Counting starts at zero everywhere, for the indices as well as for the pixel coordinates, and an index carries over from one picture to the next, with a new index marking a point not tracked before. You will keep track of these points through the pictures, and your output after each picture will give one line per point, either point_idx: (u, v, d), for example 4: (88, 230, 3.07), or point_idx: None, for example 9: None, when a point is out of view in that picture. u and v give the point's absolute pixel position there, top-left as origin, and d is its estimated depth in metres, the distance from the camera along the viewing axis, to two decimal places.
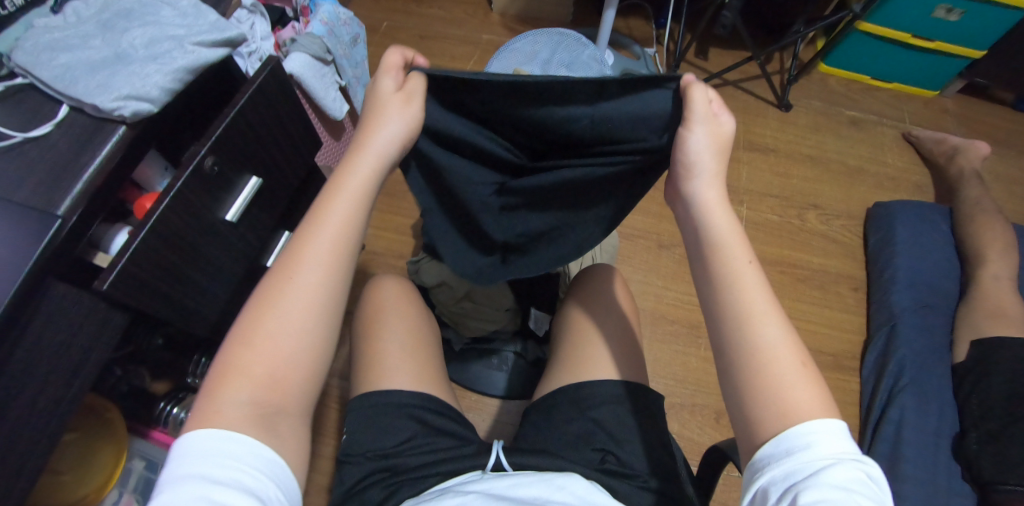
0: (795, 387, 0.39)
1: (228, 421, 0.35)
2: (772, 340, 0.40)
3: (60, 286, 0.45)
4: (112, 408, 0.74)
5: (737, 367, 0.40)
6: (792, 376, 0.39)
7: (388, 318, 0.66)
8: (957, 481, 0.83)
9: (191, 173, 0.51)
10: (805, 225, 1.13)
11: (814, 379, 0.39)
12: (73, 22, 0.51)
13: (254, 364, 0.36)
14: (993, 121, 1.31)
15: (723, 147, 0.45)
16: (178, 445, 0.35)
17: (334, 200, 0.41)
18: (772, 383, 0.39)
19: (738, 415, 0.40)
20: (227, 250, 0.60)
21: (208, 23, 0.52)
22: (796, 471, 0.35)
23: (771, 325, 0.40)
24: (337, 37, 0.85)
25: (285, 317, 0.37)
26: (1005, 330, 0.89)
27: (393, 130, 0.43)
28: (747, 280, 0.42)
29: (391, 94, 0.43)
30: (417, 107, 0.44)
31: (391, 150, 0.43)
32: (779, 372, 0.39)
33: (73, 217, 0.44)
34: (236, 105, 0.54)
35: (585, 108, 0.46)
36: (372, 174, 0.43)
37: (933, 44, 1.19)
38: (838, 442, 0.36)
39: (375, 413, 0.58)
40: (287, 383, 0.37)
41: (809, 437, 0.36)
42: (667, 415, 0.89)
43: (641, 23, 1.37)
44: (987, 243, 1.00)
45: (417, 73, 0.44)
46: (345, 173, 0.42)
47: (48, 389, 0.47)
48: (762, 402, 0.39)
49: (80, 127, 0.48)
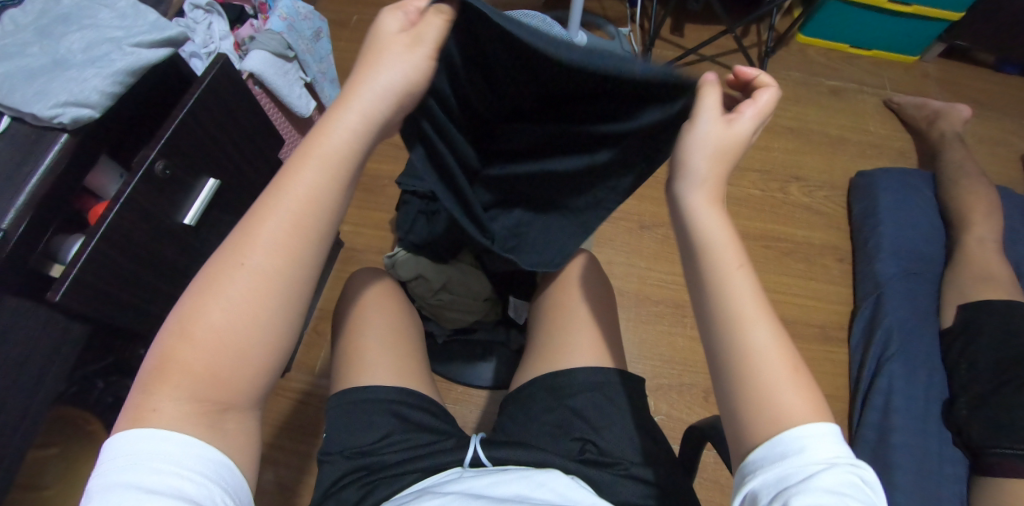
0: (786, 391, 0.37)
1: (165, 421, 0.34)
2: (763, 345, 0.38)
3: (12, 299, 0.45)
4: (93, 421, 0.73)
5: (729, 371, 0.39)
6: (784, 382, 0.37)
7: (366, 314, 0.65)
8: (947, 446, 0.83)
9: (141, 178, 0.50)
10: (787, 198, 1.12)
11: (809, 386, 0.38)
12: (10, 30, 0.50)
13: (194, 360, 0.35)
14: (973, 83, 1.30)
15: (731, 149, 0.42)
16: (110, 447, 0.34)
17: (300, 170, 0.38)
18: (765, 387, 0.37)
19: (727, 414, 0.39)
20: (191, 256, 0.60)
21: (149, 25, 0.51)
22: (788, 476, 0.35)
23: (763, 328, 0.39)
24: (298, 32, 0.82)
25: (231, 306, 0.36)
26: (992, 293, 0.88)
27: (382, 84, 0.39)
28: (739, 280, 0.40)
29: (395, 39, 0.39)
30: (421, 55, 0.40)
31: (378, 107, 0.39)
32: (769, 374, 0.37)
33: (19, 230, 0.44)
34: (185, 106, 0.52)
35: (592, 82, 0.42)
36: (344, 138, 0.39)
37: (910, 9, 1.17)
38: (833, 450, 0.36)
39: (353, 410, 0.57)
40: (232, 379, 0.36)
41: (802, 441, 0.35)
42: (655, 396, 0.89)
43: (614, 2, 1.35)
44: (972, 206, 0.98)
45: (439, 16, 0.39)
46: (314, 140, 0.39)
47: (10, 404, 0.47)
48: (754, 402, 0.38)
49: (21, 137, 0.47)
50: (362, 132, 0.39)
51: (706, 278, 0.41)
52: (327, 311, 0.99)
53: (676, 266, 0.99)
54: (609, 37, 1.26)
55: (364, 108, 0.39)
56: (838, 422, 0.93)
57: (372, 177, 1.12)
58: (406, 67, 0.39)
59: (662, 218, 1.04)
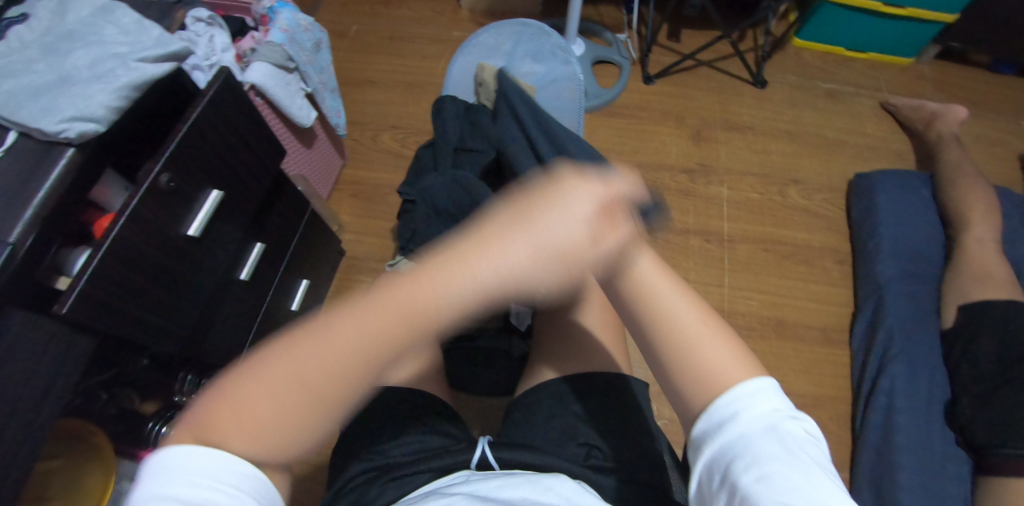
0: (716, 359, 0.40)
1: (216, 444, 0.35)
2: (700, 342, 0.41)
3: (19, 312, 0.45)
4: (98, 432, 0.74)
5: (664, 359, 0.42)
6: (707, 345, 0.41)
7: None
8: (950, 447, 0.83)
9: (146, 191, 0.51)
10: (786, 201, 1.13)
11: (722, 332, 0.42)
12: (17, 47, 0.51)
13: (238, 421, 0.35)
14: (969, 84, 1.30)
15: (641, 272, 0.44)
16: (166, 452, 0.35)
17: (399, 298, 0.35)
18: (689, 362, 0.41)
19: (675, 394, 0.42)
20: (195, 267, 0.60)
21: (154, 41, 0.52)
22: (727, 440, 0.36)
23: (682, 316, 0.42)
24: (299, 44, 0.83)
25: (283, 394, 0.34)
26: (993, 292, 0.88)
27: (511, 260, 0.34)
28: (651, 279, 0.43)
29: (565, 219, 0.35)
30: (571, 260, 0.36)
31: (500, 285, 0.35)
32: (686, 335, 0.41)
33: (26, 243, 0.44)
34: (189, 120, 0.53)
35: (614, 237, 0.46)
36: (455, 302, 0.35)
37: (904, 12, 1.18)
38: (750, 390, 0.38)
39: (374, 409, 0.59)
40: (262, 453, 0.35)
41: (734, 406, 0.37)
42: (658, 400, 0.89)
43: (611, 8, 1.36)
44: (970, 206, 0.99)
45: (620, 227, 0.38)
46: (427, 279, 0.35)
47: (17, 417, 0.47)
48: (685, 382, 0.41)
49: (29, 152, 0.47)
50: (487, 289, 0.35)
51: (616, 282, 0.44)
52: None
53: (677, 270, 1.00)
54: (607, 44, 1.28)
55: (487, 278, 0.34)
56: (841, 425, 0.93)
57: (373, 185, 1.12)
58: (560, 250, 0.35)
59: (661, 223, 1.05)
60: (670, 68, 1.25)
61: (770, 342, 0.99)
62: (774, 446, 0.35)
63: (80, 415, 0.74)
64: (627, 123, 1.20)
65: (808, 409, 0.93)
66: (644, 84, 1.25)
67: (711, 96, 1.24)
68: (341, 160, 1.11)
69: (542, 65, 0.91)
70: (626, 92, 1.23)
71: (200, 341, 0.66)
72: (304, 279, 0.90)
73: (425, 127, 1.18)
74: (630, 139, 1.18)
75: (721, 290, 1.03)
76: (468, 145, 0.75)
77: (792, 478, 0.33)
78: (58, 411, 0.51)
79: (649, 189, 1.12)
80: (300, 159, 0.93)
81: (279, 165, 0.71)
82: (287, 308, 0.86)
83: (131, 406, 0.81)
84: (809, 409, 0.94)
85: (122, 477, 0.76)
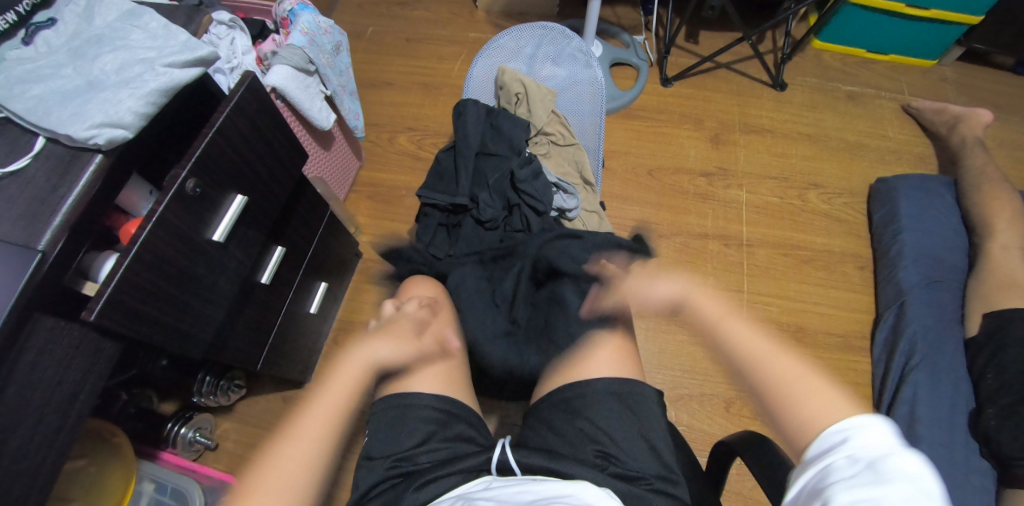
0: (811, 398, 0.48)
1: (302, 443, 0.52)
2: (743, 343, 0.55)
3: (48, 319, 0.45)
4: (119, 433, 0.73)
5: (765, 402, 0.51)
6: (804, 392, 0.48)
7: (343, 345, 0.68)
8: (974, 458, 0.80)
9: (173, 196, 0.51)
10: (806, 205, 1.12)
11: (825, 392, 0.48)
12: (45, 52, 0.51)
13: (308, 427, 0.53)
14: (992, 86, 1.28)
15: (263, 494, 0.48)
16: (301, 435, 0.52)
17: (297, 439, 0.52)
18: (793, 415, 0.48)
19: (786, 434, 0.48)
20: (219, 272, 0.60)
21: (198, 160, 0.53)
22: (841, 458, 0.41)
23: (815, 399, 0.47)
24: (319, 46, 0.83)
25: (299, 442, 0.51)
26: (1018, 301, 0.85)
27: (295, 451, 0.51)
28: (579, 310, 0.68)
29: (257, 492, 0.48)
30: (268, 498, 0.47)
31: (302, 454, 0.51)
32: (794, 389, 0.49)
33: (55, 250, 0.44)
34: (215, 125, 0.54)
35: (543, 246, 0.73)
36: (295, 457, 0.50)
37: (927, 13, 1.16)
38: (879, 423, 0.42)
39: (397, 414, 0.59)
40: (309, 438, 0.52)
41: (845, 435, 0.42)
42: (676, 407, 0.93)
43: (629, 10, 1.36)
44: (995, 212, 0.96)
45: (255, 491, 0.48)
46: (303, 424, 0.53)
47: (43, 425, 0.47)
48: (786, 420, 0.48)
49: (57, 157, 0.47)
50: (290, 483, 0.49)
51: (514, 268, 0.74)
52: (343, 320, 1.00)
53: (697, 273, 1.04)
54: (624, 45, 1.29)
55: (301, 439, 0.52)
56: None
57: (391, 186, 1.12)
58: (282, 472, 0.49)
59: (680, 226, 1.09)
60: (689, 71, 1.24)
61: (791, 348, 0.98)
62: (908, 457, 0.39)
63: (102, 415, 0.74)
64: (646, 126, 1.20)
65: None
66: (662, 87, 1.25)
67: (728, 98, 1.24)
68: (358, 162, 1.12)
69: (563, 68, 0.92)
70: (642, 95, 1.23)
71: (222, 344, 0.66)
72: (321, 281, 0.91)
73: (442, 129, 1.18)
74: (649, 142, 1.18)
75: (740, 294, 1.03)
76: (490, 149, 0.80)
77: (906, 502, 0.37)
78: (84, 415, 0.51)
79: (667, 192, 1.13)
80: (320, 161, 0.94)
81: (301, 167, 0.73)
82: (306, 311, 0.87)
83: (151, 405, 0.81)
84: None
85: (143, 477, 0.76)
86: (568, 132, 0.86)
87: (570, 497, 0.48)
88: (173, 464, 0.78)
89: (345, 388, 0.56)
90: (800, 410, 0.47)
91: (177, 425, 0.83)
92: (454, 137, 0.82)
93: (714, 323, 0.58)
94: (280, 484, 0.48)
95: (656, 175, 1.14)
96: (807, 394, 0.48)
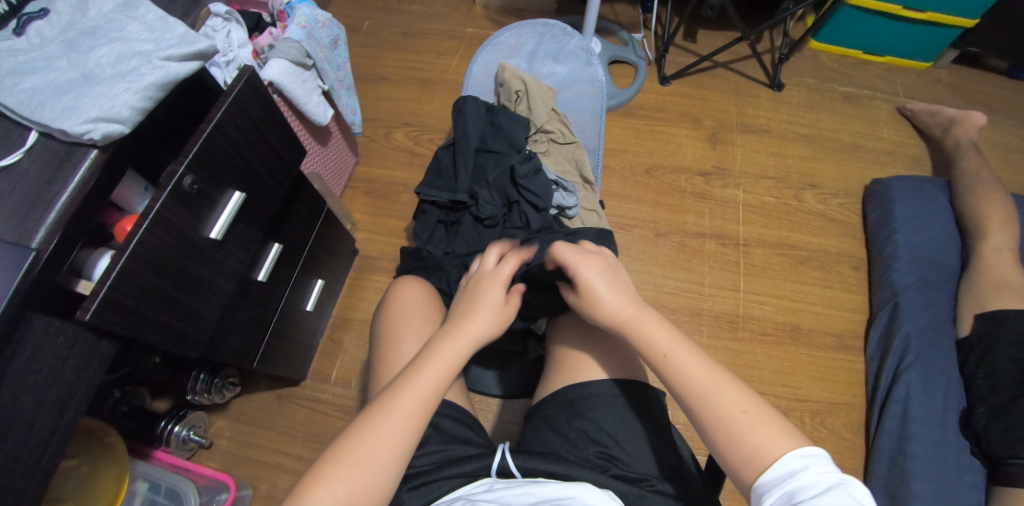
0: (755, 430, 0.44)
1: (407, 408, 0.48)
2: (685, 366, 0.50)
3: (43, 318, 0.44)
4: (112, 432, 0.72)
5: (707, 428, 0.47)
6: (745, 425, 0.45)
7: (407, 324, 0.65)
8: (965, 456, 0.81)
9: (169, 193, 0.50)
10: (802, 205, 1.13)
11: (763, 422, 0.45)
12: (37, 43, 0.50)
13: (412, 394, 0.49)
14: (985, 89, 1.29)
15: (364, 464, 0.45)
16: (402, 400, 0.49)
17: (402, 398, 0.49)
18: (738, 446, 0.44)
19: (727, 462, 0.45)
20: (216, 270, 0.59)
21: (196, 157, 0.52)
22: (800, 487, 0.40)
23: (759, 432, 0.44)
24: (317, 40, 0.82)
25: (403, 410, 0.48)
26: (1010, 302, 0.86)
27: (397, 421, 0.48)
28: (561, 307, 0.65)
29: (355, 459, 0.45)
30: (369, 469, 0.45)
31: (405, 430, 0.48)
32: (738, 420, 0.45)
33: (49, 247, 0.43)
34: (213, 120, 0.53)
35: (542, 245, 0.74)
36: (397, 426, 0.47)
37: (924, 16, 1.17)
38: (819, 457, 0.42)
39: None
40: (415, 410, 0.49)
41: (801, 462, 0.41)
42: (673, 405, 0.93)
43: (628, 7, 1.35)
44: (988, 214, 0.97)
45: (353, 455, 0.45)
46: (407, 389, 0.49)
47: (37, 426, 0.46)
48: (728, 450, 0.45)
49: (51, 153, 0.46)
50: (386, 457, 0.46)
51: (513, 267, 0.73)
52: (339, 317, 0.99)
53: (693, 272, 1.05)
54: (622, 43, 1.29)
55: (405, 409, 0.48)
56: (855, 431, 0.93)
57: (387, 183, 1.11)
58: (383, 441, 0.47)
59: (677, 225, 1.09)
60: (687, 70, 1.23)
61: (786, 347, 0.99)
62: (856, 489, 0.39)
63: (94, 414, 0.73)
64: (644, 124, 1.20)
65: (820, 414, 0.93)
66: (660, 85, 1.25)
67: (726, 97, 1.24)
68: (355, 157, 1.11)
69: (563, 66, 0.92)
70: (640, 94, 1.23)
71: (219, 342, 0.65)
72: (318, 278, 0.90)
73: (439, 125, 1.17)
74: (647, 141, 1.18)
75: (737, 294, 1.03)
76: (489, 146, 0.80)
77: None
78: (79, 415, 0.50)
79: (664, 191, 1.13)
80: (316, 157, 0.93)
81: (298, 163, 0.71)
82: (302, 308, 0.86)
83: (144, 403, 0.80)
84: (823, 415, 0.93)
85: (136, 477, 0.75)
86: (567, 129, 0.86)
87: (572, 499, 0.48)
88: (167, 463, 0.77)
89: (453, 356, 0.53)
90: (746, 440, 0.44)
91: (171, 422, 0.82)
92: (453, 134, 0.81)
93: (662, 349, 0.52)
94: (377, 456, 0.46)
95: (653, 173, 1.14)
96: (752, 421, 0.45)
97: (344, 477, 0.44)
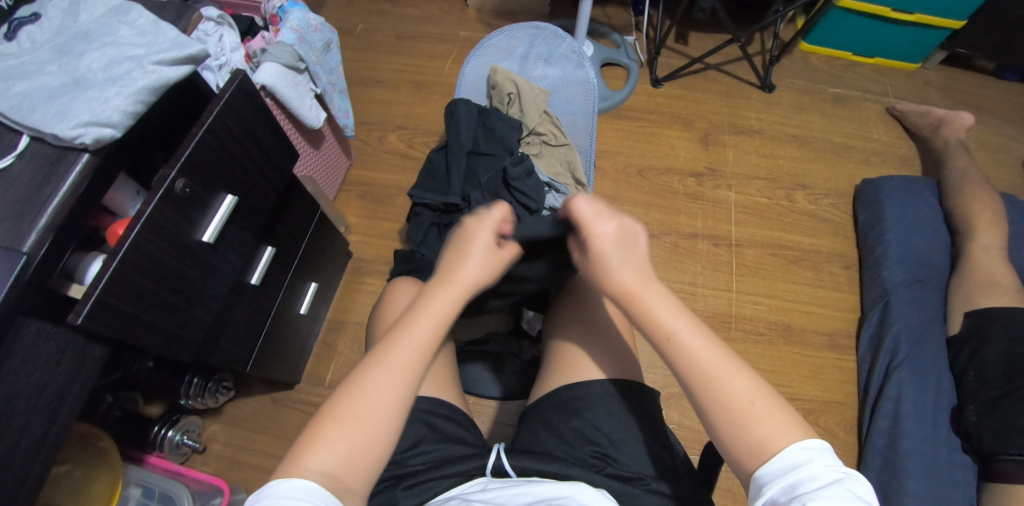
0: (763, 422, 0.43)
1: (402, 361, 0.47)
2: (695, 346, 0.46)
3: (35, 321, 0.44)
4: (105, 436, 0.72)
5: (710, 413, 0.45)
6: (754, 416, 0.43)
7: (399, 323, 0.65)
8: (956, 453, 0.82)
9: (161, 197, 0.50)
10: (793, 205, 1.14)
11: (773, 414, 0.43)
12: (29, 48, 0.50)
13: (406, 348, 0.47)
14: (973, 90, 1.31)
15: (363, 422, 0.43)
16: (394, 354, 0.47)
17: (396, 351, 0.47)
18: (743, 437, 0.43)
19: (727, 450, 0.44)
20: (209, 274, 0.59)
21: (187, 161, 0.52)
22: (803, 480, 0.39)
23: (769, 424, 0.43)
24: (309, 44, 0.82)
25: (397, 364, 0.46)
26: (998, 300, 0.87)
27: (392, 373, 0.46)
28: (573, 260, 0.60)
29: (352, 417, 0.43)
30: (367, 427, 0.43)
31: (404, 384, 0.46)
32: (747, 410, 0.43)
33: (41, 251, 0.43)
34: (205, 124, 0.53)
35: None
36: (392, 380, 0.45)
37: (912, 18, 1.18)
38: (823, 450, 0.41)
39: None
40: (408, 363, 0.47)
41: (804, 454, 0.40)
42: (668, 405, 0.93)
43: (619, 10, 1.36)
44: (977, 213, 0.98)
45: (351, 414, 0.44)
46: (400, 342, 0.47)
47: (30, 430, 0.46)
48: (731, 439, 0.44)
49: (43, 157, 0.46)
50: (386, 412, 0.44)
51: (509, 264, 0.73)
52: (333, 320, 0.99)
53: (686, 273, 1.05)
54: (614, 46, 1.30)
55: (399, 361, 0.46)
56: (848, 429, 0.93)
57: (381, 186, 1.12)
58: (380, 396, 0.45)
59: (670, 226, 1.10)
60: (679, 72, 1.24)
61: (778, 347, 0.99)
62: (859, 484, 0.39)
63: (87, 419, 0.73)
64: (636, 126, 1.20)
65: (813, 413, 0.94)
66: (652, 88, 1.25)
67: (718, 99, 1.25)
68: (348, 160, 1.11)
69: (555, 68, 0.92)
70: (633, 96, 1.24)
71: (212, 346, 0.65)
72: (312, 281, 0.90)
73: (433, 128, 1.17)
74: (639, 143, 1.19)
75: (729, 294, 1.04)
76: (481, 148, 0.80)
77: None
78: (72, 420, 0.50)
79: (657, 192, 1.13)
80: (309, 160, 0.93)
81: (291, 166, 0.72)
82: (296, 312, 0.86)
83: (138, 407, 0.80)
84: (816, 414, 0.94)
85: (130, 482, 0.75)
86: (559, 131, 0.86)
87: (566, 498, 0.48)
88: (160, 468, 0.77)
89: (445, 302, 0.50)
90: (755, 430, 0.43)
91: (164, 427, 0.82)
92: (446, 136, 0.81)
93: (674, 322, 0.48)
94: (374, 413, 0.44)
95: (646, 175, 1.15)
96: (760, 413, 0.43)
97: (343, 435, 0.43)
